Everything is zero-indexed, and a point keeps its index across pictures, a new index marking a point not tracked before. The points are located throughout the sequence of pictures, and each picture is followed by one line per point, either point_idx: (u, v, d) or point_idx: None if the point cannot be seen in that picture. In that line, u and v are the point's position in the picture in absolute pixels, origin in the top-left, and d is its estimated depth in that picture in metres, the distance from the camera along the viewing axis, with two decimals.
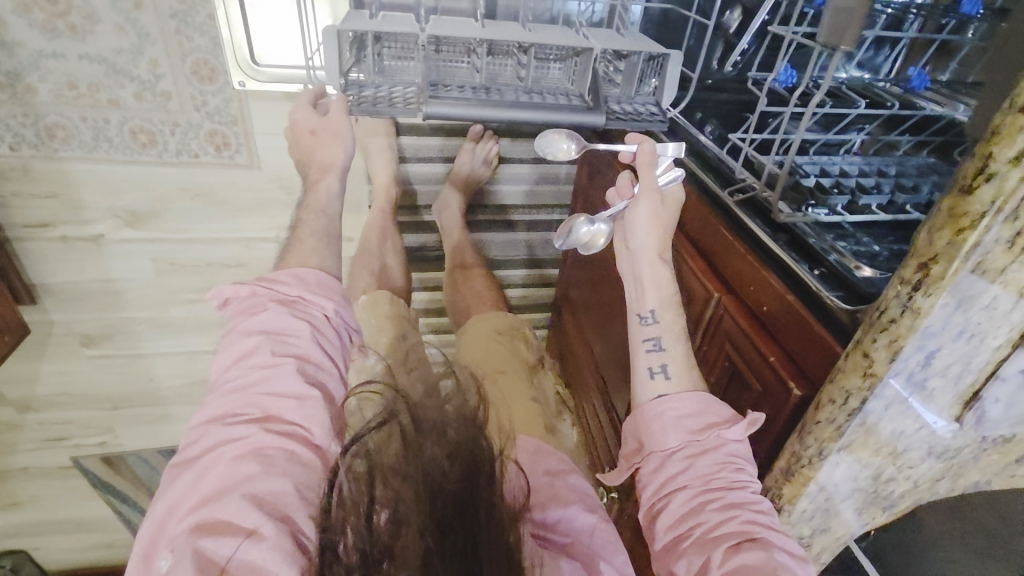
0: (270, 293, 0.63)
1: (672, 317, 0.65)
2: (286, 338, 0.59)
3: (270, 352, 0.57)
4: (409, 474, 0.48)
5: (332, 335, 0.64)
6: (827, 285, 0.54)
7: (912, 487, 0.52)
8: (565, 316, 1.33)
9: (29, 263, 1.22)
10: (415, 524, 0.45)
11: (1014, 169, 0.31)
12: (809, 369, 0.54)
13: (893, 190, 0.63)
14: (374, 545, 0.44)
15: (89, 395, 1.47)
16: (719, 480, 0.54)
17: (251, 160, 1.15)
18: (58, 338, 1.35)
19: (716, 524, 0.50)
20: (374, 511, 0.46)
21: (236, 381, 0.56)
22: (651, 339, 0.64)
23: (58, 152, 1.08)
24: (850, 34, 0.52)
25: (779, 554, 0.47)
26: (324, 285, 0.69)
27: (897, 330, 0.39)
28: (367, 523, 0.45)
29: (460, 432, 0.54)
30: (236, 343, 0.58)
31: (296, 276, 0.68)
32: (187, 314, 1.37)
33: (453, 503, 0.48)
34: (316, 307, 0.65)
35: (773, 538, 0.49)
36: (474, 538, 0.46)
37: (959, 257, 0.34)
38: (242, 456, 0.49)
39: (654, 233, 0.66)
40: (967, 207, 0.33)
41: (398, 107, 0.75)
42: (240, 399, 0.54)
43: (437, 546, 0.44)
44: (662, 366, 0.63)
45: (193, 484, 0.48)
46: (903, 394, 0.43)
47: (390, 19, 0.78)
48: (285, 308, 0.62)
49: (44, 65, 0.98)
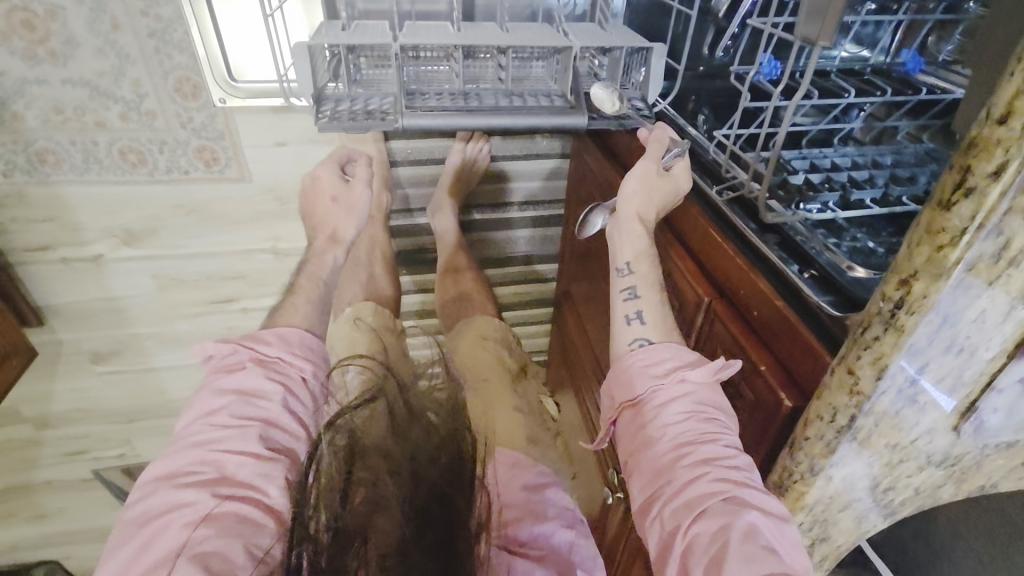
0: (252, 351, 0.62)
1: (647, 267, 0.68)
2: (251, 403, 0.58)
3: (234, 413, 0.57)
4: (390, 456, 0.52)
5: (307, 397, 0.63)
6: (817, 290, 0.52)
7: (914, 495, 0.50)
8: (566, 312, 1.32)
9: (33, 285, 1.24)
10: (390, 508, 0.49)
11: (993, 185, 0.29)
12: (801, 377, 0.52)
13: (887, 182, 0.61)
14: (348, 525, 0.47)
15: (103, 409, 1.49)
16: (689, 431, 0.53)
17: (242, 173, 1.15)
18: (67, 356, 1.37)
19: (688, 483, 0.50)
20: (351, 489, 0.50)
21: (195, 437, 0.55)
22: (628, 289, 0.68)
23: (51, 177, 1.09)
24: (827, 30, 0.49)
25: (748, 513, 0.46)
26: (307, 343, 0.68)
27: (881, 348, 0.37)
28: (343, 502, 0.49)
29: (449, 421, 0.58)
30: (204, 404, 0.57)
31: (281, 334, 0.66)
32: (191, 328, 1.37)
33: (434, 491, 0.51)
34: (296, 370, 0.64)
35: (746, 495, 0.48)
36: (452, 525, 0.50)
37: (940, 274, 0.33)
38: (191, 524, 0.48)
39: (640, 197, 0.68)
40: (944, 223, 0.32)
41: (375, 121, 0.74)
42: (195, 456, 0.53)
43: (413, 534, 0.48)
44: (638, 313, 0.66)
45: (137, 554, 0.47)
46: (896, 410, 0.40)
47: (363, 29, 0.77)
48: (261, 368, 0.61)
49: (29, 91, 0.98)
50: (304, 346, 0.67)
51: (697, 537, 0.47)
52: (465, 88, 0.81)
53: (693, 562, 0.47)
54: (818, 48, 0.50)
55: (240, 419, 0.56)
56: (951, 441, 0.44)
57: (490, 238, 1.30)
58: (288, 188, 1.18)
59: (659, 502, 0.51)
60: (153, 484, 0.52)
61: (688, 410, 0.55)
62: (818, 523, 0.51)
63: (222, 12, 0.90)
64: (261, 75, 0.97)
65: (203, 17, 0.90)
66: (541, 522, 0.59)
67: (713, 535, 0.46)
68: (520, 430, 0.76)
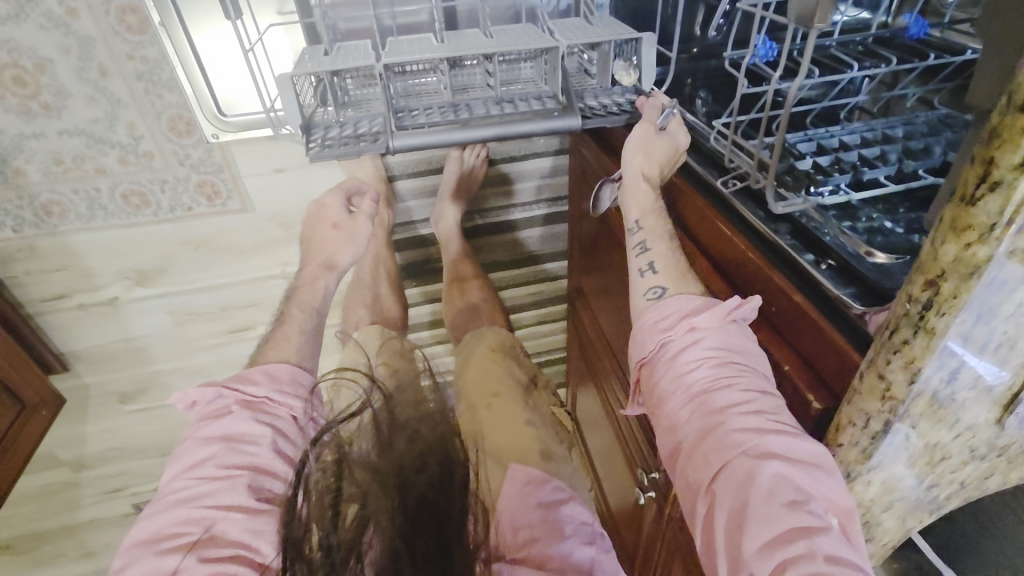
0: (237, 394, 0.63)
1: (655, 223, 0.68)
2: (237, 448, 0.58)
3: (219, 463, 0.57)
4: (379, 470, 0.54)
5: (293, 438, 0.63)
6: (838, 283, 0.50)
7: (959, 487, 0.47)
8: (580, 309, 1.30)
9: (54, 334, 1.26)
10: (383, 522, 0.50)
11: (1020, 177, 0.27)
12: (828, 378, 0.49)
13: (901, 157, 0.58)
14: (340, 547, 0.48)
15: (137, 446, 1.51)
16: (707, 379, 0.52)
17: (244, 204, 1.15)
18: (96, 399, 1.40)
19: (707, 434, 0.49)
20: (342, 506, 0.50)
21: (182, 492, 0.55)
22: (639, 243, 0.67)
23: (59, 227, 1.10)
24: (821, 13, 0.47)
25: (770, 463, 0.44)
26: (295, 380, 0.69)
27: (911, 352, 0.34)
28: (335, 520, 0.49)
29: (434, 432, 0.59)
30: (191, 454, 0.58)
31: (269, 373, 0.68)
32: (212, 359, 1.38)
33: (422, 501, 0.53)
34: (282, 408, 0.65)
35: (771, 442, 0.45)
36: (443, 535, 0.51)
37: (969, 273, 0.30)
38: None
39: (636, 158, 0.69)
40: (970, 220, 0.29)
41: (365, 144, 0.72)
42: (181, 515, 0.54)
43: (408, 547, 0.49)
44: (650, 264, 0.65)
45: None
46: (933, 411, 0.38)
47: (345, 51, 0.76)
48: (249, 411, 0.62)
49: (28, 146, 1.00)
50: (291, 384, 0.69)
51: (718, 492, 0.46)
52: (454, 100, 0.79)
53: (718, 518, 0.46)
54: (813, 33, 0.48)
55: (226, 467, 0.56)
56: (994, 433, 0.41)
57: (497, 242, 1.29)
58: (291, 213, 1.17)
59: (681, 462, 0.51)
60: (136, 548, 0.52)
61: (701, 359, 0.53)
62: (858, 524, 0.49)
63: (204, 48, 0.89)
64: (250, 106, 0.96)
65: (187, 55, 0.89)
66: (559, 541, 0.59)
67: (734, 485, 0.45)
68: (537, 444, 0.75)
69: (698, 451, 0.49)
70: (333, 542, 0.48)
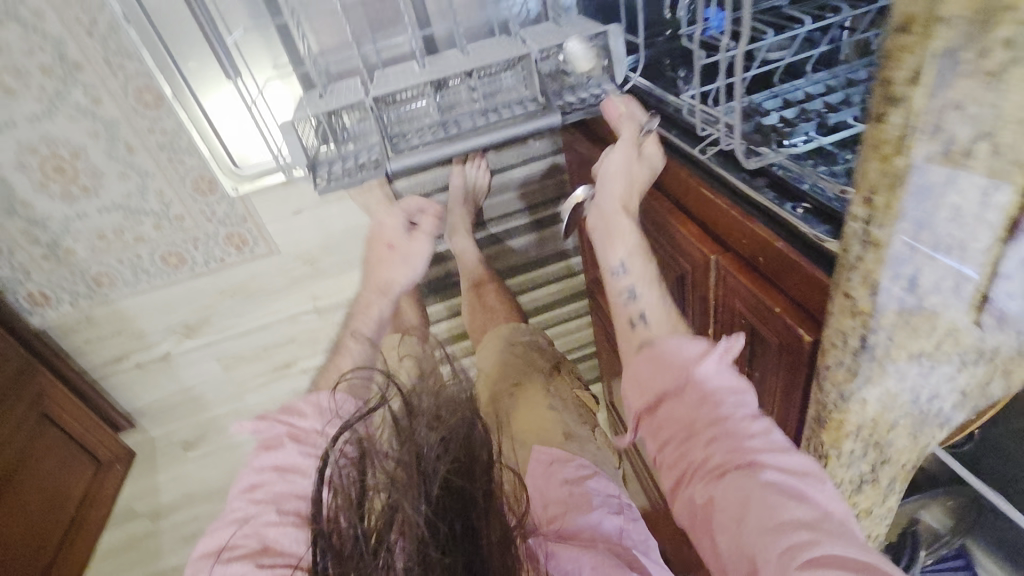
0: (288, 426, 0.68)
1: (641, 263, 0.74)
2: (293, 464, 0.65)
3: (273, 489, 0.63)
4: (401, 460, 0.57)
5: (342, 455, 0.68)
6: (814, 223, 0.53)
7: (962, 397, 0.49)
8: (600, 299, 1.33)
9: (118, 394, 1.37)
10: (407, 508, 0.54)
11: (916, 88, 0.31)
12: (816, 310, 0.52)
13: (865, 98, 0.61)
14: (368, 536, 0.53)
15: (206, 493, 1.55)
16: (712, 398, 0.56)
17: (270, 247, 1.23)
18: (162, 450, 1.49)
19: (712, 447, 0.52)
20: (369, 497, 0.56)
21: (239, 511, 0.62)
22: (629, 287, 0.73)
23: (110, 295, 1.21)
24: None
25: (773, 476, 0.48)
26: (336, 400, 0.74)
27: (867, 264, 0.38)
28: (362, 512, 0.54)
29: (455, 415, 0.63)
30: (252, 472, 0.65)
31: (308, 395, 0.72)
32: (262, 399, 1.46)
33: (446, 485, 0.57)
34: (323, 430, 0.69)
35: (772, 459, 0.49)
36: (467, 518, 0.56)
37: (895, 183, 0.34)
38: None
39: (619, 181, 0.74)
40: (886, 134, 0.33)
41: (366, 172, 0.80)
42: (239, 531, 0.60)
43: (434, 534, 0.53)
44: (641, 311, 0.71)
45: None
46: (905, 320, 0.41)
47: (337, 91, 0.83)
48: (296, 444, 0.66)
49: (74, 226, 1.10)
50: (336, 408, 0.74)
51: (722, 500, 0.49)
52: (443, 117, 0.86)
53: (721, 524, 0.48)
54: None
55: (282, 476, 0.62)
56: (978, 336, 0.44)
57: (510, 248, 1.34)
58: (314, 250, 1.25)
59: (684, 475, 0.54)
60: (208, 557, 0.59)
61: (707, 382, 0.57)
62: (870, 445, 0.51)
63: (212, 109, 0.95)
64: (261, 156, 1.04)
65: (199, 118, 0.96)
66: (586, 514, 0.64)
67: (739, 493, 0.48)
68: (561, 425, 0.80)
69: (704, 461, 0.52)
70: (361, 531, 0.53)
